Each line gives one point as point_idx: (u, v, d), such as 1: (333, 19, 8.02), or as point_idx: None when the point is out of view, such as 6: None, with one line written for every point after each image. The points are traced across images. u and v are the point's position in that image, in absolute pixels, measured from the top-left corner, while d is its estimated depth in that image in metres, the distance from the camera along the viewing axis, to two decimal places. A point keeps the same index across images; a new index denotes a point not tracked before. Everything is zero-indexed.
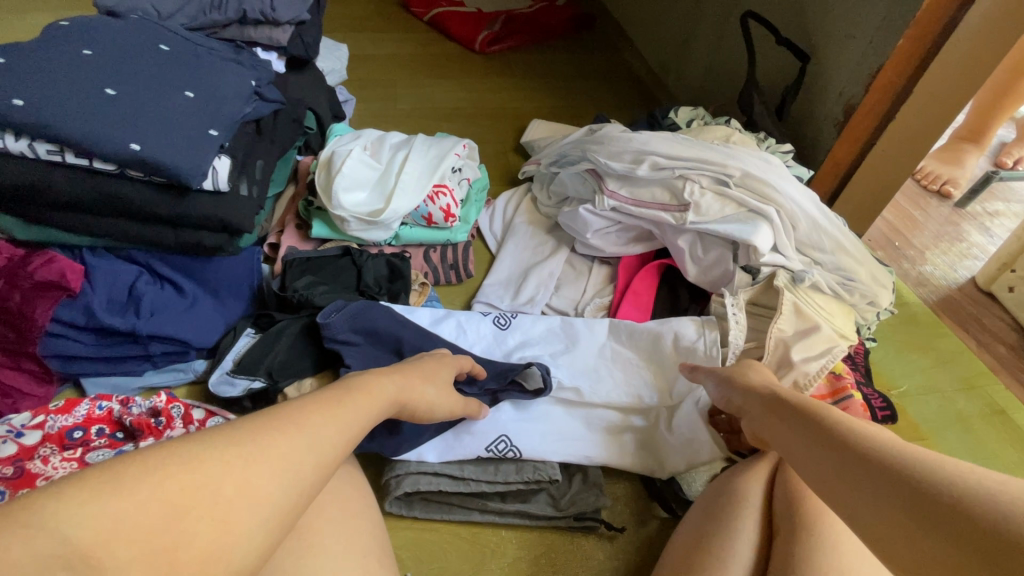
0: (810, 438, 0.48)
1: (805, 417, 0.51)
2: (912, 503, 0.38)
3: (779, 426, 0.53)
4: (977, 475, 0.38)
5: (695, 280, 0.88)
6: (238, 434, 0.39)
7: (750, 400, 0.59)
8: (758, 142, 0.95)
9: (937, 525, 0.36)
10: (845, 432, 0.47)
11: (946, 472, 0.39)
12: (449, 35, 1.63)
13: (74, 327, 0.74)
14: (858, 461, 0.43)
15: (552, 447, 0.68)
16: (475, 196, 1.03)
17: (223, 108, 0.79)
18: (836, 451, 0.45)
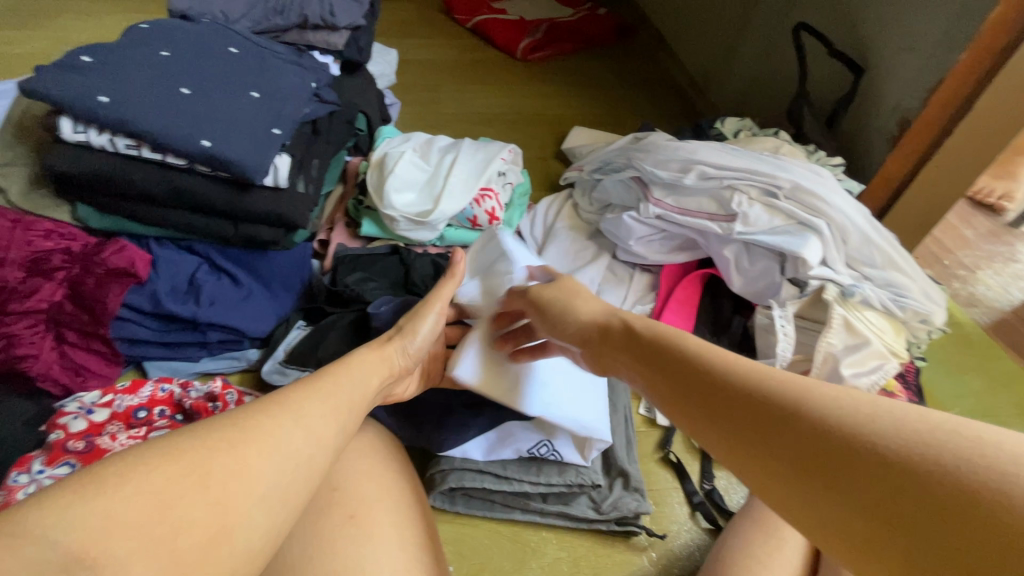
0: (674, 386, 0.44)
1: (659, 357, 0.46)
2: (797, 449, 0.34)
3: (639, 372, 0.48)
4: (842, 393, 0.35)
5: (739, 291, 0.87)
6: (275, 420, 0.42)
7: (613, 343, 0.52)
8: (808, 154, 0.94)
9: (825, 470, 0.33)
10: (704, 368, 0.42)
11: (814, 397, 0.36)
12: (491, 42, 1.66)
13: (141, 313, 0.78)
14: (734, 408, 0.39)
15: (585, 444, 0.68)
16: (518, 200, 1.05)
17: (285, 108, 0.82)
18: (708, 400, 0.41)
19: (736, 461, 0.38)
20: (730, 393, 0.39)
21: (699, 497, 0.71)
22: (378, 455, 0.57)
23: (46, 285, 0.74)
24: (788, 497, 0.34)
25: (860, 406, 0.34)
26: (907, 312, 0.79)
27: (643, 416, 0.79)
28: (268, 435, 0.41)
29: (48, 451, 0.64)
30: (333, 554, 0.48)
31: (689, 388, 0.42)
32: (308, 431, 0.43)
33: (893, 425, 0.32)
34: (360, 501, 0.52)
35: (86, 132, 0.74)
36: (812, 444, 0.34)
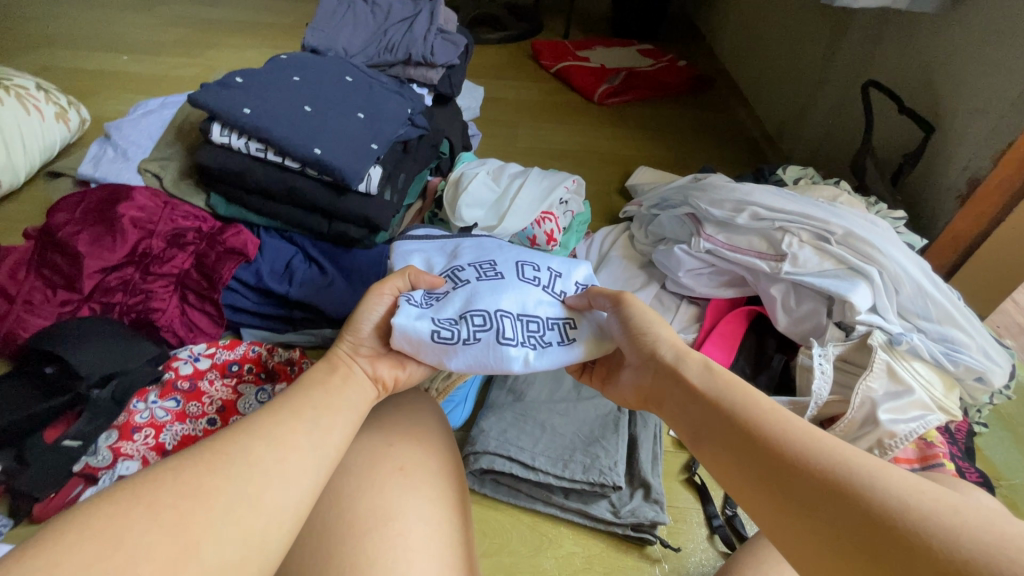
0: (729, 445, 0.45)
1: (722, 413, 0.47)
2: (863, 539, 0.36)
3: (699, 421, 0.49)
4: (914, 486, 0.38)
5: (785, 330, 0.88)
6: (248, 444, 0.44)
7: (668, 383, 0.53)
8: (868, 206, 0.95)
9: (894, 573, 0.34)
10: (776, 435, 0.43)
11: (889, 485, 0.38)
12: (571, 86, 1.80)
13: (246, 286, 0.94)
14: (796, 483, 0.41)
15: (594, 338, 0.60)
16: (577, 227, 1.13)
17: (384, 128, 0.97)
18: (773, 467, 0.42)
19: (779, 527, 0.41)
20: (792, 454, 0.42)
21: (720, 520, 0.72)
22: (424, 427, 0.62)
23: (179, 255, 0.91)
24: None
25: (941, 511, 0.35)
26: (961, 368, 0.77)
27: (673, 437, 0.82)
28: (228, 460, 0.43)
29: (161, 386, 0.81)
30: (381, 494, 0.54)
31: (740, 444, 0.45)
32: (282, 449, 0.45)
33: (965, 524, 0.34)
34: (409, 457, 0.58)
35: (229, 135, 0.92)
36: (878, 532, 0.36)
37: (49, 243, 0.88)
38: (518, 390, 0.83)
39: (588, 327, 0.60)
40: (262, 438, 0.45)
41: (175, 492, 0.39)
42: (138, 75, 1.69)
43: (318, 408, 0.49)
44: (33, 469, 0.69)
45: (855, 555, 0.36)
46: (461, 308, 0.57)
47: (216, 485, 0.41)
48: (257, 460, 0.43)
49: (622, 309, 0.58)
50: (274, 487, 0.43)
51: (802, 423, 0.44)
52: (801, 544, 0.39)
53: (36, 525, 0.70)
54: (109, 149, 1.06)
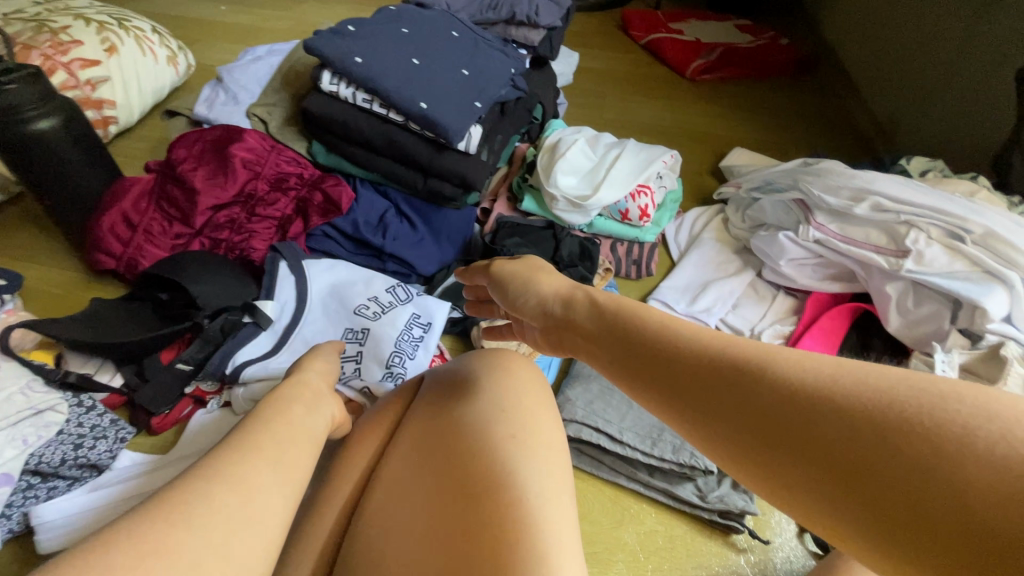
0: (633, 367, 0.41)
1: (613, 331, 0.44)
2: (776, 432, 0.33)
3: (591, 345, 0.46)
4: (805, 361, 0.34)
5: (895, 332, 0.82)
6: (211, 493, 0.40)
7: (564, 320, 0.49)
8: (1010, 205, 0.86)
9: (804, 459, 0.31)
10: (666, 342, 0.40)
11: (780, 369, 0.34)
12: (662, 59, 1.71)
13: (341, 235, 0.95)
14: (699, 390, 0.37)
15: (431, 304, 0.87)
16: (670, 204, 1.09)
17: (487, 88, 0.96)
18: (670, 376, 0.38)
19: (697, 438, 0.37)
20: (690, 361, 0.38)
21: None
22: (537, 392, 0.58)
23: (282, 200, 0.95)
24: (759, 480, 0.34)
25: (837, 381, 0.32)
26: None
27: None
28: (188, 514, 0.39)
29: None
30: (494, 459, 0.49)
31: (639, 362, 0.41)
32: (243, 495, 0.41)
33: (851, 386, 0.31)
34: (517, 424, 0.53)
35: (338, 84, 0.93)
36: (789, 422, 0.32)
37: (169, 177, 0.93)
38: None
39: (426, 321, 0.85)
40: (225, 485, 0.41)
41: (203, 514, 0.39)
42: (235, 25, 1.74)
43: (263, 446, 0.45)
44: (150, 387, 0.75)
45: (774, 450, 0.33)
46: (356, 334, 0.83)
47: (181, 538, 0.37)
48: (215, 513, 0.40)
49: (493, 282, 0.57)
50: (238, 532, 0.40)
51: (684, 327, 0.40)
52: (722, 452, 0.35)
53: (157, 436, 0.76)
54: (221, 93, 1.10)
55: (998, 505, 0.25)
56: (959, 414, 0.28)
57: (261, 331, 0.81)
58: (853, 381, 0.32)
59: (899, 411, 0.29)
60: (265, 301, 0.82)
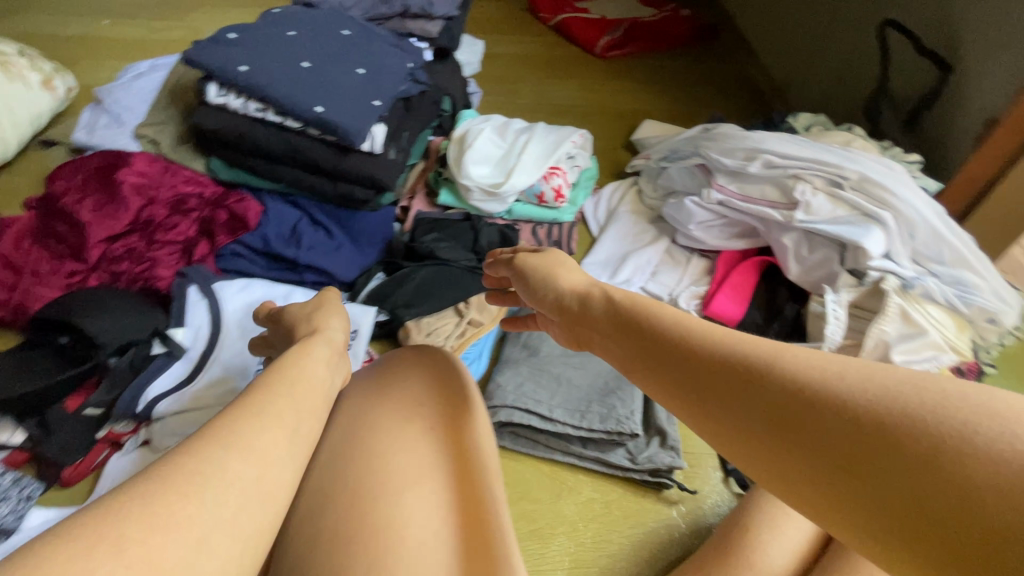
0: (650, 359, 0.42)
1: (629, 325, 0.45)
2: (787, 422, 0.34)
3: (605, 338, 0.47)
4: (817, 357, 0.35)
5: (795, 279, 0.88)
6: (220, 458, 0.37)
7: (584, 312, 0.50)
8: (882, 150, 0.93)
9: (814, 449, 0.32)
10: (679, 334, 0.41)
11: (791, 364, 0.35)
12: (572, 39, 1.73)
13: (253, 251, 0.92)
14: (714, 382, 0.38)
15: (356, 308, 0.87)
16: (584, 182, 1.12)
17: (386, 85, 0.94)
18: (677, 362, 0.40)
19: (709, 428, 0.38)
20: (705, 355, 0.39)
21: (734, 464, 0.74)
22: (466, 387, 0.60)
23: (183, 222, 0.90)
24: (769, 469, 0.34)
25: (844, 376, 0.33)
26: (974, 309, 0.79)
27: None
28: (201, 483, 0.36)
29: None
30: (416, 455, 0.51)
31: (655, 355, 0.42)
32: (260, 466, 0.39)
33: (858, 381, 0.32)
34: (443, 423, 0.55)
35: (227, 95, 0.89)
36: (802, 414, 0.33)
37: (52, 213, 0.87)
38: (533, 345, 0.83)
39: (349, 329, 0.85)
40: (242, 454, 0.38)
41: (204, 479, 0.36)
42: (120, 40, 1.62)
43: (291, 417, 0.43)
44: (58, 436, 0.70)
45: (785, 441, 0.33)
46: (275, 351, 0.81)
47: (182, 507, 0.34)
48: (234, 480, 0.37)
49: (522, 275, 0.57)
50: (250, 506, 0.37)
51: (696, 320, 0.42)
52: (734, 442, 0.36)
53: (68, 489, 0.72)
54: (103, 116, 1.03)
55: (990, 505, 0.26)
56: (961, 413, 0.29)
57: (175, 361, 0.77)
58: (859, 377, 0.33)
59: (897, 408, 0.31)
60: (175, 327, 0.79)
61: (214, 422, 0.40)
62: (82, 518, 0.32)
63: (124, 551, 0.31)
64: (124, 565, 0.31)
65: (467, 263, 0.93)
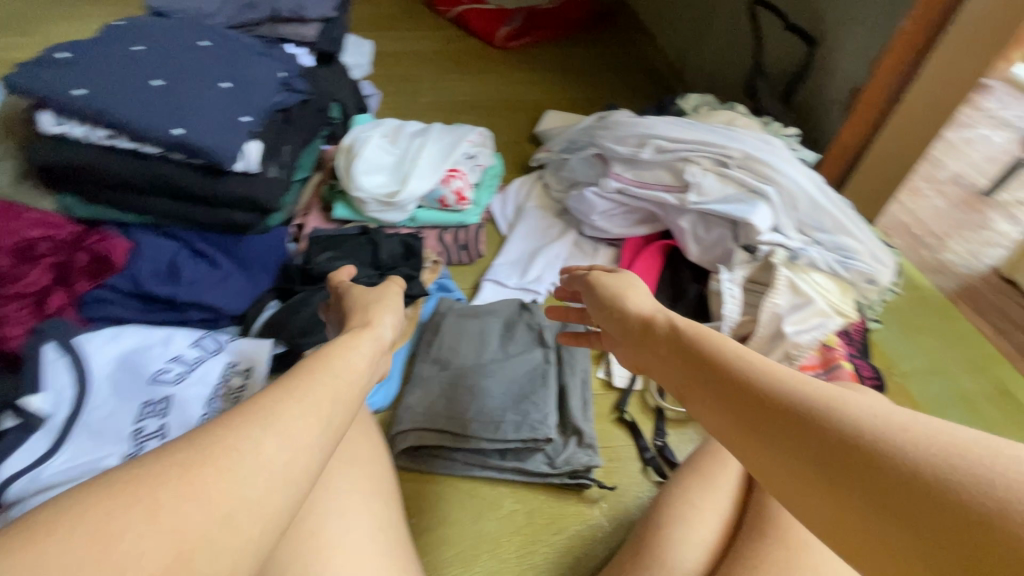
0: (704, 387, 0.40)
1: (683, 351, 0.44)
2: (833, 465, 0.30)
3: (659, 360, 0.46)
4: (890, 409, 0.31)
5: (697, 260, 0.90)
6: (245, 432, 0.34)
7: (645, 335, 0.49)
8: (763, 126, 0.97)
9: (865, 500, 0.28)
10: (733, 363, 0.39)
11: (851, 409, 0.32)
12: (471, 32, 1.69)
13: (122, 294, 0.83)
14: (761, 415, 0.35)
15: (248, 344, 0.80)
16: (488, 181, 1.09)
17: (257, 98, 0.86)
18: (721, 391, 0.38)
19: (755, 464, 0.35)
20: (756, 389, 0.36)
21: (651, 452, 0.74)
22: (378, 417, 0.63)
23: (32, 271, 0.76)
24: (815, 516, 0.31)
25: (914, 430, 0.29)
26: (853, 272, 0.82)
27: (603, 379, 0.83)
28: (230, 454, 0.33)
29: None
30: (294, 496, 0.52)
31: (708, 381, 0.40)
32: (283, 441, 0.35)
33: (930, 438, 0.28)
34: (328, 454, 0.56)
35: (66, 123, 0.79)
36: (854, 460, 0.29)
37: None
38: (444, 358, 0.80)
39: (244, 365, 0.79)
40: (273, 428, 0.36)
41: (220, 452, 0.33)
42: None
43: (331, 400, 0.41)
44: None
45: (832, 486, 0.30)
46: (160, 406, 0.71)
47: (212, 479, 0.31)
48: (261, 450, 0.34)
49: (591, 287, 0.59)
50: (273, 487, 0.33)
51: (751, 350, 0.40)
52: (781, 482, 0.33)
53: None
54: None
55: None
56: None
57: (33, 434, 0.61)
58: (932, 436, 0.28)
59: (970, 471, 0.26)
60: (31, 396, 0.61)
61: (256, 396, 0.38)
62: (114, 478, 0.30)
63: (155, 519, 0.28)
64: (147, 532, 0.28)
65: (366, 281, 0.87)
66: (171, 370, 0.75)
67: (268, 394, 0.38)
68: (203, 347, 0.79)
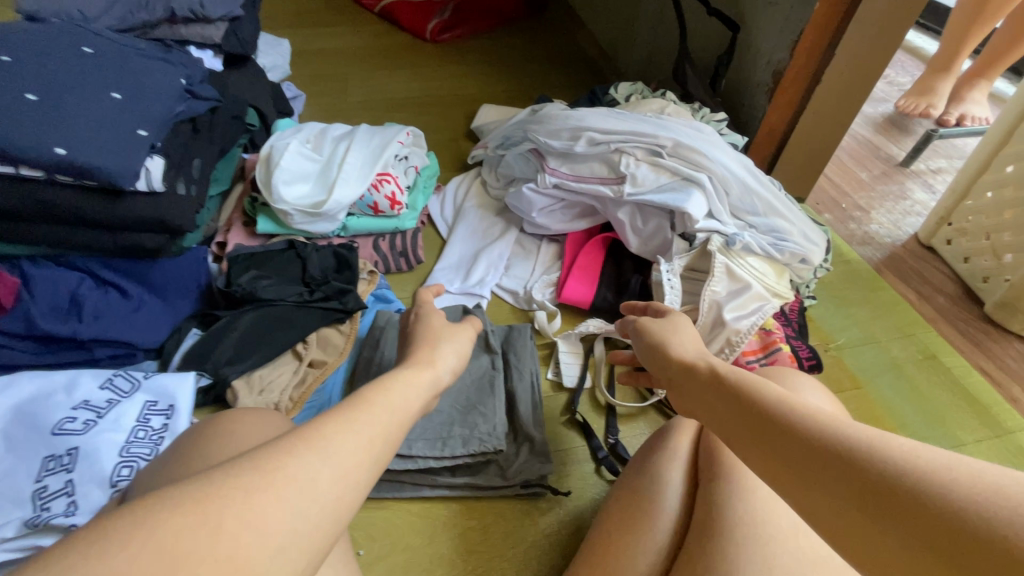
0: (741, 419, 0.43)
1: (723, 385, 0.47)
2: (871, 493, 0.33)
3: (703, 404, 0.48)
4: (929, 449, 0.34)
5: (637, 251, 0.90)
6: (301, 463, 0.35)
7: (685, 370, 0.52)
8: (693, 112, 0.97)
9: (903, 528, 0.31)
10: (772, 399, 0.42)
11: (890, 445, 0.34)
12: (399, 25, 1.63)
13: (14, 336, 0.74)
14: (800, 445, 0.37)
15: (171, 377, 0.72)
16: (423, 183, 1.05)
17: (153, 109, 0.78)
18: (757, 421, 0.41)
19: (793, 491, 0.37)
20: (795, 422, 0.39)
21: (604, 451, 0.73)
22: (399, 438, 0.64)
23: None
24: (849, 539, 0.33)
25: (951, 467, 0.32)
26: (786, 254, 0.84)
27: (552, 380, 0.82)
28: (288, 479, 0.34)
29: None
30: None
31: (745, 413, 0.42)
32: (331, 472, 0.36)
33: (963, 477, 0.31)
34: None
35: None
36: (893, 489, 0.32)
37: None
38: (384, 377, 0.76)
39: (165, 404, 0.70)
40: (324, 456, 0.36)
41: (265, 481, 0.34)
42: None
43: (386, 431, 0.41)
44: None
45: (870, 513, 0.32)
46: (65, 462, 0.62)
47: (270, 503, 0.33)
48: (309, 478, 0.35)
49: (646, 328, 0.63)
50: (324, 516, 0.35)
51: (801, 399, 0.41)
52: (817, 508, 0.35)
53: None
54: None
55: None
56: None
57: None
58: (967, 473, 0.31)
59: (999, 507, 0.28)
60: None
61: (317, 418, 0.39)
62: (176, 498, 0.32)
63: (216, 544, 0.30)
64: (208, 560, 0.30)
65: (295, 298, 0.82)
66: (76, 420, 0.66)
67: (326, 419, 0.39)
68: (113, 389, 0.71)
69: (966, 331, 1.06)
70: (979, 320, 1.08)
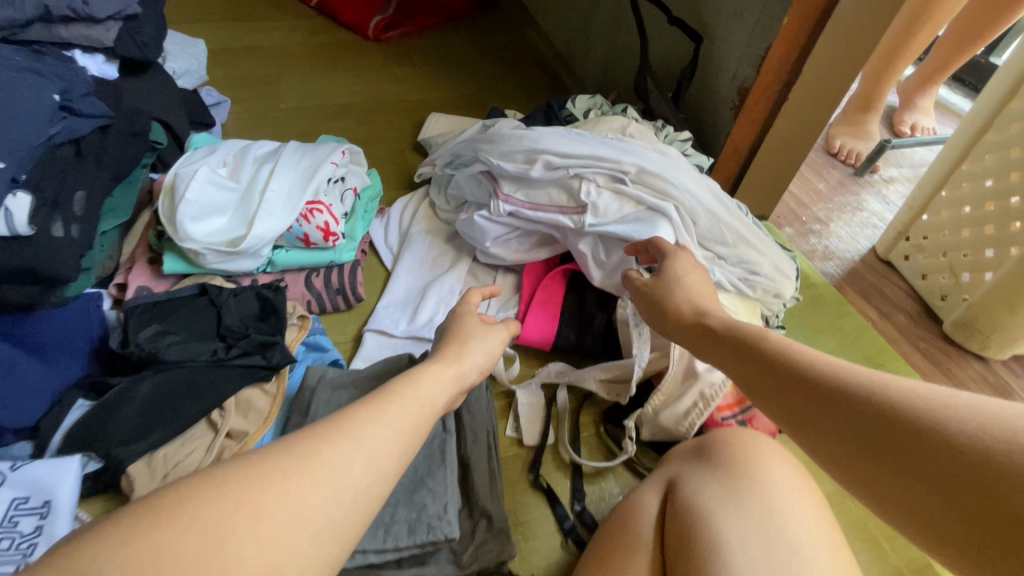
0: (762, 376, 0.46)
1: (741, 344, 0.50)
2: (877, 439, 0.37)
3: (720, 357, 0.51)
4: (931, 390, 0.37)
5: (601, 285, 0.81)
6: (336, 447, 0.38)
7: (696, 332, 0.55)
8: (656, 131, 0.91)
9: (904, 467, 0.35)
10: (787, 357, 0.45)
11: (897, 391, 0.38)
12: (338, 21, 1.49)
13: None
14: (818, 397, 0.41)
15: (44, 467, 0.59)
16: (362, 207, 0.94)
17: (16, 134, 0.64)
18: (777, 376, 0.45)
19: (811, 440, 0.41)
20: (815, 376, 0.42)
21: (570, 521, 0.66)
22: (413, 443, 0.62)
23: None
24: (861, 479, 0.37)
25: (952, 407, 0.35)
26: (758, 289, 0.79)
27: (512, 437, 0.74)
28: (325, 463, 0.37)
29: None
30: None
31: (764, 370, 0.46)
32: (366, 460, 0.38)
33: (958, 413, 0.35)
34: None
35: None
36: (901, 435, 0.36)
37: None
38: None
39: (39, 501, 0.58)
40: (359, 443, 0.39)
41: (291, 476, 0.35)
42: None
43: (417, 423, 0.43)
44: None
45: (878, 458, 0.37)
46: None
47: (310, 488, 0.35)
48: (344, 465, 0.37)
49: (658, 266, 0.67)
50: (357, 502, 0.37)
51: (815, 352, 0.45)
52: (833, 454, 0.39)
53: None
54: None
55: None
56: None
57: None
58: (964, 411, 0.35)
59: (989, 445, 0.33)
60: None
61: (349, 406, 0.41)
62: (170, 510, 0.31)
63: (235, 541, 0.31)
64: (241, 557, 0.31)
65: (207, 357, 0.70)
66: None
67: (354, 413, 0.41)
68: None
69: (925, 350, 1.05)
70: (938, 339, 1.07)
